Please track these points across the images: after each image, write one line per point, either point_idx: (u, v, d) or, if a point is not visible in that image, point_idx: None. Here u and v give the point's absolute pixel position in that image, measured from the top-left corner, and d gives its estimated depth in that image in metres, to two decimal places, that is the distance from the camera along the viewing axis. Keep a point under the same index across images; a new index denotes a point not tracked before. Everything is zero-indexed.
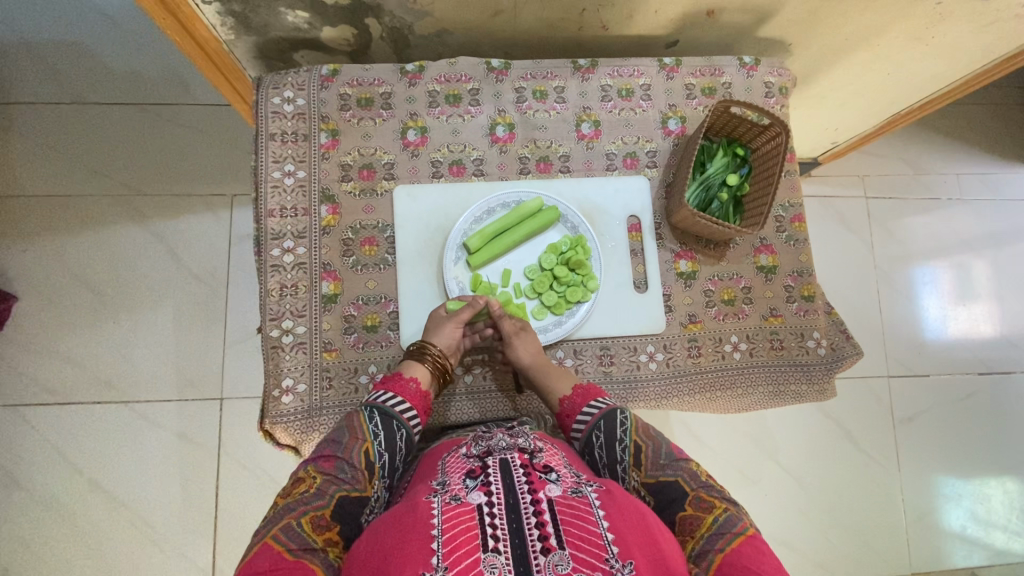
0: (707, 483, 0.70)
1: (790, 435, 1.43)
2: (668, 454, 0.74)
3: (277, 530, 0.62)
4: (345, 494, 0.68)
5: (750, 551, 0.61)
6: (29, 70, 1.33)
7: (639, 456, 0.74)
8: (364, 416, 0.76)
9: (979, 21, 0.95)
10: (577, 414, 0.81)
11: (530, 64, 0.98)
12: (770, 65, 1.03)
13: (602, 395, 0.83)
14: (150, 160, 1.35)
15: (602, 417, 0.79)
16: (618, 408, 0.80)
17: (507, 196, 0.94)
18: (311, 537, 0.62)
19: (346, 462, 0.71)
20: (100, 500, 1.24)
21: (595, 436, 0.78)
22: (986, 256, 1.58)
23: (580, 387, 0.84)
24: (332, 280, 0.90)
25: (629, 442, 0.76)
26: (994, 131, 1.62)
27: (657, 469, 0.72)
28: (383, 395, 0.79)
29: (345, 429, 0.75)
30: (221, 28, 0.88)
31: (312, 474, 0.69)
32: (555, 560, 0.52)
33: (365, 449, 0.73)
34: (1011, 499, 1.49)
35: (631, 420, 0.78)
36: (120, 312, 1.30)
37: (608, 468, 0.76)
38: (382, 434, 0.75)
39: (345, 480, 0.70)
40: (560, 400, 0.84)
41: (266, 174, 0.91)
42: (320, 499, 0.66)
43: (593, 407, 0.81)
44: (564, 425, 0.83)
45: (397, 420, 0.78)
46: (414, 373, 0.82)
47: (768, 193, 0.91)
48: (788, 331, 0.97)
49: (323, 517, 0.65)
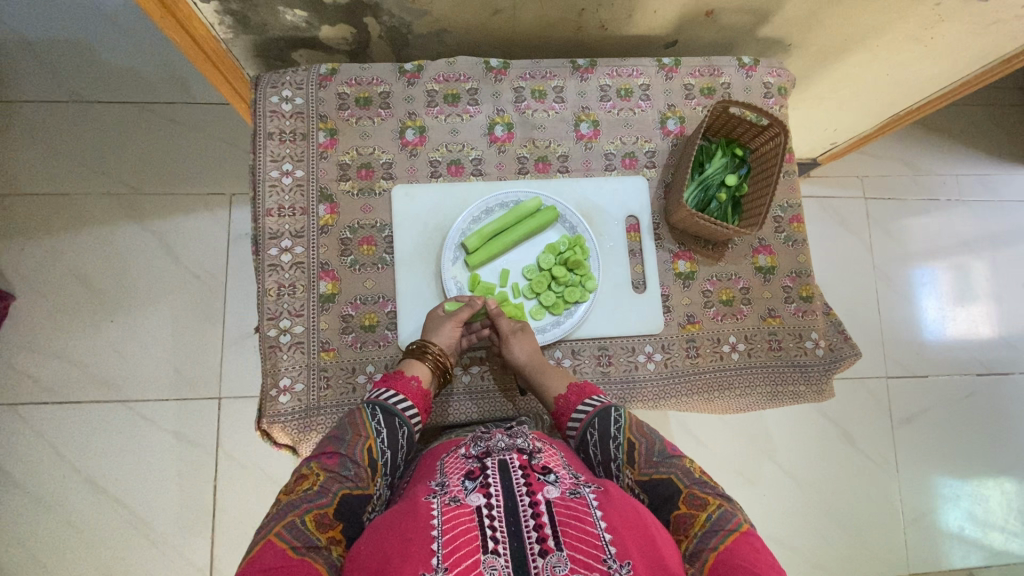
0: (700, 479, 0.70)
1: (788, 435, 1.43)
2: (661, 451, 0.74)
3: (281, 526, 0.61)
4: (348, 492, 0.68)
5: (745, 548, 0.61)
6: (27, 68, 1.32)
7: (632, 453, 0.74)
8: (365, 413, 0.76)
9: (979, 22, 0.95)
10: (571, 412, 0.81)
11: (529, 64, 0.98)
12: (769, 66, 1.03)
13: (597, 393, 0.83)
14: (149, 159, 1.34)
15: (597, 414, 0.79)
16: (612, 406, 0.79)
17: (506, 196, 0.93)
18: (314, 535, 0.62)
19: (349, 459, 0.71)
20: (97, 500, 1.24)
21: (590, 433, 0.78)
22: (985, 256, 1.58)
23: (574, 385, 0.84)
24: (330, 279, 0.90)
25: (623, 439, 0.76)
26: (993, 132, 1.62)
27: (650, 466, 0.72)
28: (385, 393, 0.79)
29: (348, 426, 0.75)
30: (219, 27, 0.88)
31: (316, 470, 0.69)
32: (553, 562, 0.52)
33: (368, 446, 0.73)
34: (1008, 500, 1.49)
35: (625, 418, 0.78)
36: (118, 311, 1.30)
37: (603, 467, 0.76)
38: (384, 431, 0.75)
39: (348, 477, 0.69)
40: (556, 398, 0.83)
41: (264, 173, 0.91)
42: (323, 497, 0.66)
43: (588, 405, 0.80)
44: (558, 423, 0.83)
45: (399, 418, 0.77)
46: (415, 372, 0.82)
47: (767, 194, 0.91)
48: (786, 331, 0.97)
49: (326, 515, 0.64)
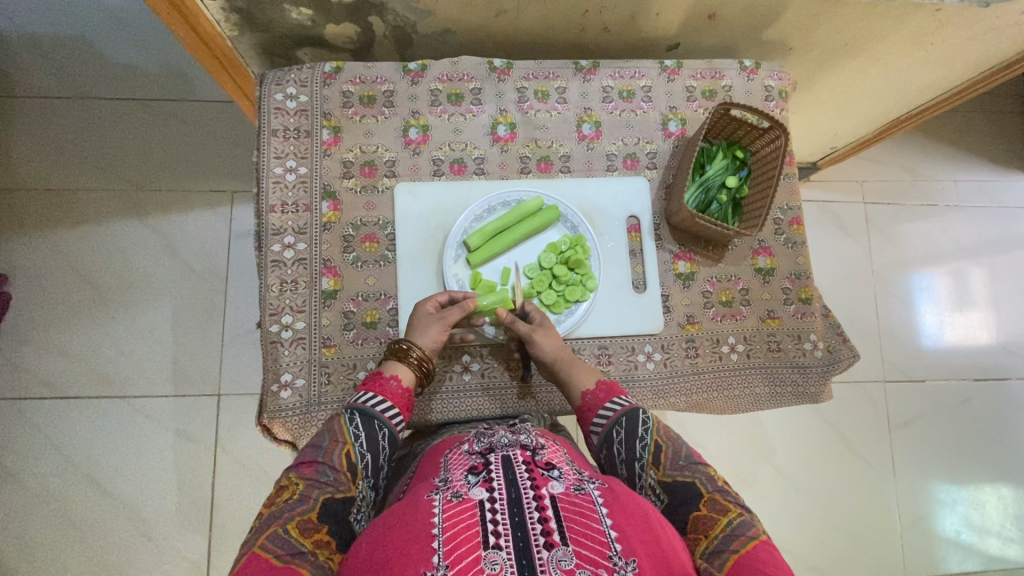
0: (722, 487, 0.71)
1: (786, 438, 1.44)
2: (687, 456, 0.74)
3: (264, 538, 0.62)
4: (330, 496, 0.68)
5: (765, 556, 0.62)
6: (32, 63, 1.33)
7: (658, 455, 0.74)
8: (344, 418, 0.76)
9: (980, 30, 0.95)
10: (598, 409, 0.81)
11: (531, 64, 0.99)
12: (770, 69, 1.04)
13: (624, 394, 0.83)
14: (151, 156, 1.35)
15: (625, 414, 0.79)
16: (640, 407, 0.79)
17: (507, 195, 0.94)
18: (299, 541, 0.62)
19: (327, 466, 0.71)
20: (95, 495, 1.24)
21: (615, 431, 0.78)
22: (983, 262, 1.59)
23: (603, 383, 0.84)
24: (332, 275, 0.91)
25: (650, 440, 0.75)
26: (991, 139, 1.63)
27: (675, 469, 0.73)
28: (363, 396, 0.78)
29: (326, 433, 0.75)
30: (224, 24, 0.88)
31: (295, 480, 0.69)
32: (558, 555, 0.52)
33: (346, 452, 0.73)
34: (1005, 505, 1.49)
35: (653, 421, 0.77)
36: (119, 306, 1.30)
37: (625, 465, 0.75)
38: (363, 435, 0.75)
39: (327, 483, 0.70)
40: (582, 394, 0.84)
41: (267, 170, 0.91)
42: (305, 503, 0.66)
43: (615, 404, 0.80)
44: (583, 419, 0.83)
45: (379, 419, 0.77)
46: (395, 372, 0.81)
47: (767, 196, 0.92)
48: (785, 332, 0.98)
49: (310, 520, 0.65)
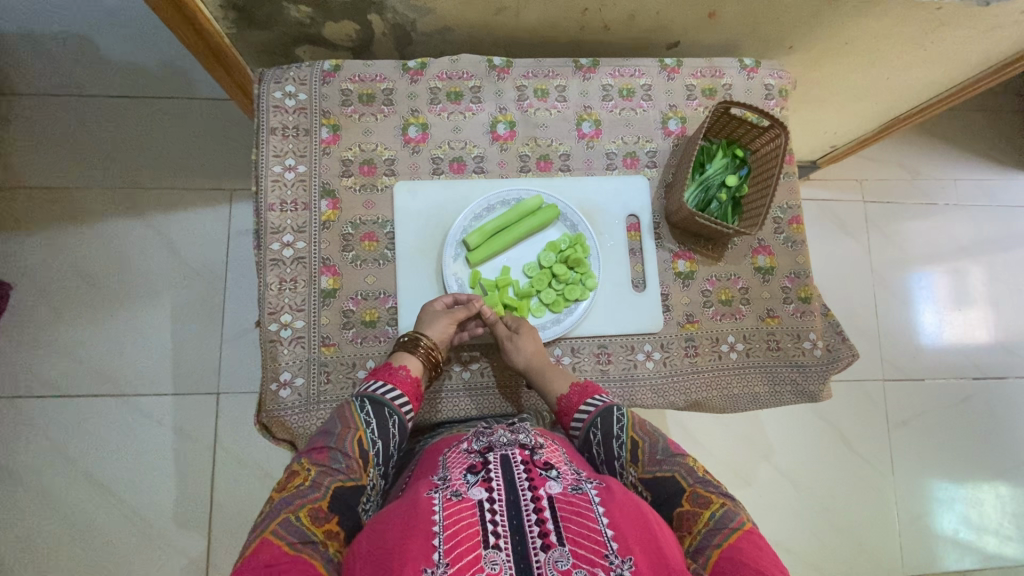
0: (704, 478, 0.71)
1: (786, 436, 1.44)
2: (665, 449, 0.74)
3: (276, 525, 0.62)
4: (340, 485, 0.68)
5: (747, 547, 0.62)
6: (28, 60, 1.33)
7: (636, 451, 0.75)
8: (354, 406, 0.76)
9: (979, 28, 0.94)
10: (574, 411, 0.82)
11: (531, 62, 0.99)
12: (769, 68, 1.04)
13: (600, 393, 0.84)
14: (148, 154, 1.34)
15: (600, 414, 0.79)
16: (615, 406, 0.80)
17: (507, 193, 0.94)
18: (310, 530, 0.62)
19: (340, 452, 0.71)
20: (93, 494, 1.24)
21: (593, 432, 0.78)
22: (982, 261, 1.59)
23: (577, 385, 0.84)
24: (331, 274, 0.90)
25: (627, 438, 0.76)
26: (989, 138, 1.63)
27: (654, 464, 0.73)
28: (374, 384, 0.79)
29: (337, 420, 0.75)
30: (224, 22, 0.88)
31: (306, 466, 0.69)
32: (555, 556, 0.52)
33: (358, 438, 0.73)
34: (1003, 503, 1.49)
35: (627, 418, 0.78)
36: (117, 304, 1.30)
37: (606, 465, 0.76)
38: (373, 422, 0.75)
39: (339, 470, 0.70)
40: (558, 399, 0.84)
41: (266, 168, 0.91)
42: (316, 491, 0.66)
43: (591, 405, 0.81)
44: (563, 423, 0.83)
45: (389, 407, 0.77)
46: (403, 362, 0.82)
47: (767, 195, 0.92)
48: (784, 331, 0.98)
49: (321, 509, 0.65)
